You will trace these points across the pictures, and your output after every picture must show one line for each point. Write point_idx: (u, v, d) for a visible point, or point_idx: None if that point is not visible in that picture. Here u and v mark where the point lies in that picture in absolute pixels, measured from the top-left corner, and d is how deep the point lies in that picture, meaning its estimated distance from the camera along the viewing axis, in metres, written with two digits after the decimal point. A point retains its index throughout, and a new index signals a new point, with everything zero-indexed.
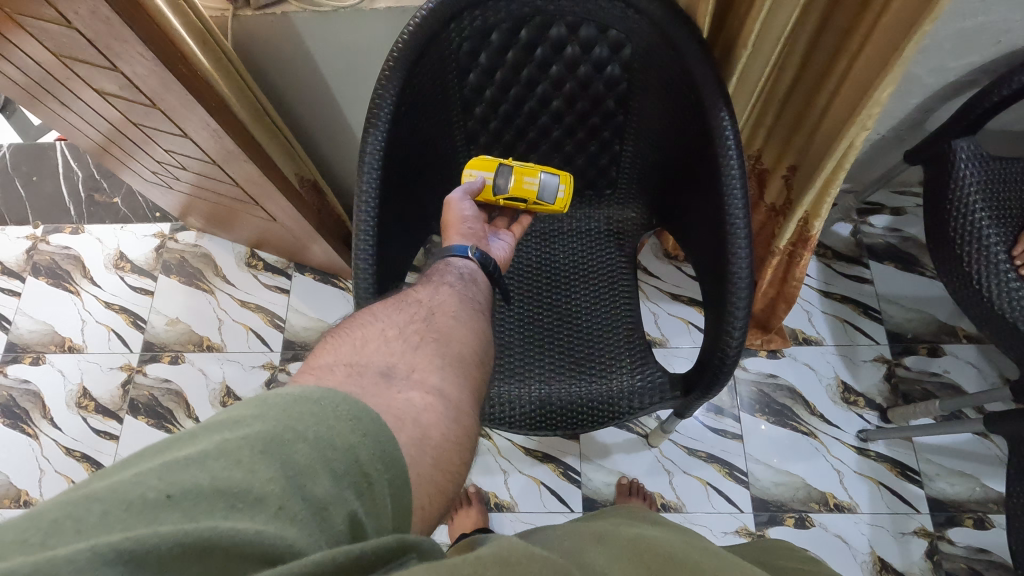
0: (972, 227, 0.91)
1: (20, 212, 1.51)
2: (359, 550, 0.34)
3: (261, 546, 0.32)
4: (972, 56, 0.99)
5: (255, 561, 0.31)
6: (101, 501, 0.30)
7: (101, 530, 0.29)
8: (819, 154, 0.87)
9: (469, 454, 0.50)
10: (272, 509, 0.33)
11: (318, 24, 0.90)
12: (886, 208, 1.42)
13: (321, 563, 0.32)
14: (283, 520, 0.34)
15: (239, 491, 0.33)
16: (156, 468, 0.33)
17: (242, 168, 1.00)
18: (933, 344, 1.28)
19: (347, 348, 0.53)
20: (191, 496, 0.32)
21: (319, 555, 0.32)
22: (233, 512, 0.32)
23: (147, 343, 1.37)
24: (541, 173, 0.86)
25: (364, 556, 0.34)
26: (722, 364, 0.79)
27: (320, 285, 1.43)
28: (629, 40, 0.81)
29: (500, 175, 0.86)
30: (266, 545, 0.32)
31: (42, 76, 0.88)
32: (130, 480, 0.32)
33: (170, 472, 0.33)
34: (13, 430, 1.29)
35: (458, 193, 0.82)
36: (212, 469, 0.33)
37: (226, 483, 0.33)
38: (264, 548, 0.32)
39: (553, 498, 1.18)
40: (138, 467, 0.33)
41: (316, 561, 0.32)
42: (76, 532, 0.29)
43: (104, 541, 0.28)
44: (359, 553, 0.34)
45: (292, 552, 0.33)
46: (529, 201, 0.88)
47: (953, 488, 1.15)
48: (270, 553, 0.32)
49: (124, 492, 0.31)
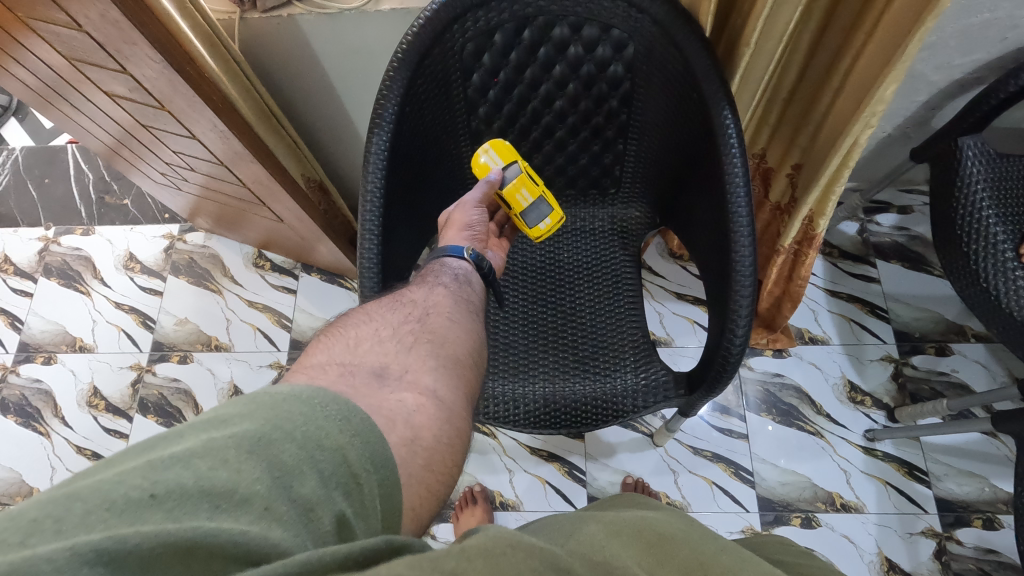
0: (979, 224, 0.90)
1: (32, 214, 1.53)
2: (344, 550, 0.34)
3: (246, 546, 0.32)
4: (977, 53, 0.98)
5: (240, 561, 0.32)
6: (83, 500, 0.31)
7: (83, 530, 0.30)
8: (824, 152, 0.87)
9: (461, 455, 0.50)
10: (258, 509, 0.34)
11: (324, 26, 0.91)
12: (892, 207, 1.41)
13: (307, 564, 0.32)
14: (269, 521, 0.34)
15: (225, 491, 0.34)
16: (140, 467, 0.33)
17: (249, 169, 1.01)
18: (941, 343, 1.27)
19: (341, 348, 0.54)
20: (176, 496, 0.32)
21: (306, 555, 0.33)
22: (217, 513, 0.33)
23: (156, 343, 1.38)
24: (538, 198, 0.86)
25: (350, 556, 0.34)
26: (726, 362, 0.79)
27: (326, 285, 1.44)
28: (632, 40, 0.81)
29: (509, 172, 0.84)
30: (252, 545, 0.32)
31: (54, 79, 0.89)
32: (114, 479, 0.32)
33: (154, 471, 0.33)
34: (25, 429, 1.31)
35: (474, 197, 0.82)
36: (197, 469, 0.34)
37: (211, 483, 0.33)
38: (249, 548, 0.32)
39: (557, 497, 1.18)
40: (120, 466, 0.34)
41: (301, 562, 0.32)
42: (57, 532, 0.29)
43: (84, 542, 0.29)
44: (345, 554, 0.34)
45: (279, 551, 0.33)
46: (512, 211, 0.86)
47: (961, 488, 1.14)
48: (256, 553, 0.32)
49: (107, 491, 0.32)
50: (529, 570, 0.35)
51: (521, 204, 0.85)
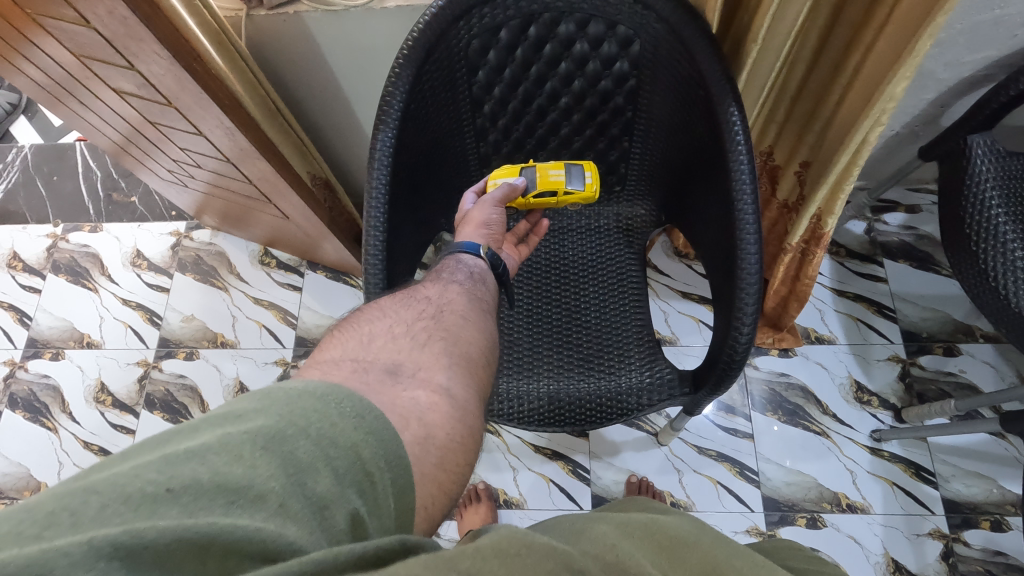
0: (988, 223, 0.89)
1: (41, 211, 1.54)
2: (360, 550, 0.34)
3: (261, 543, 0.32)
4: (987, 51, 0.98)
5: (255, 559, 0.32)
6: (98, 493, 0.31)
7: (100, 524, 0.30)
8: (832, 149, 0.86)
9: (474, 453, 0.50)
10: (273, 506, 0.34)
11: (330, 23, 0.91)
12: (901, 206, 1.40)
13: (322, 562, 0.32)
14: (283, 518, 0.34)
15: (239, 488, 0.34)
16: (156, 461, 0.33)
17: (255, 166, 1.02)
18: (949, 343, 1.26)
19: (354, 344, 0.54)
20: (191, 491, 0.32)
21: (322, 553, 0.33)
22: (233, 509, 0.33)
23: (163, 339, 1.39)
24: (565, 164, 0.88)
25: (365, 555, 0.34)
26: (731, 361, 0.78)
27: (332, 283, 1.44)
28: (638, 36, 0.81)
29: (529, 180, 0.87)
30: (267, 542, 0.32)
31: (63, 77, 0.90)
32: (130, 472, 0.32)
33: (170, 465, 0.33)
34: (33, 424, 1.32)
35: (493, 197, 0.82)
36: (213, 464, 0.34)
37: (227, 478, 0.34)
38: (264, 544, 0.32)
39: (562, 496, 1.18)
40: (137, 459, 0.34)
41: (317, 561, 0.32)
42: (73, 525, 0.30)
43: (100, 535, 0.29)
44: (359, 554, 0.34)
45: (294, 549, 0.33)
46: (557, 193, 0.87)
47: (969, 490, 1.13)
48: (271, 550, 0.32)
49: (122, 484, 0.32)
50: (544, 571, 0.35)
51: (554, 183, 0.86)
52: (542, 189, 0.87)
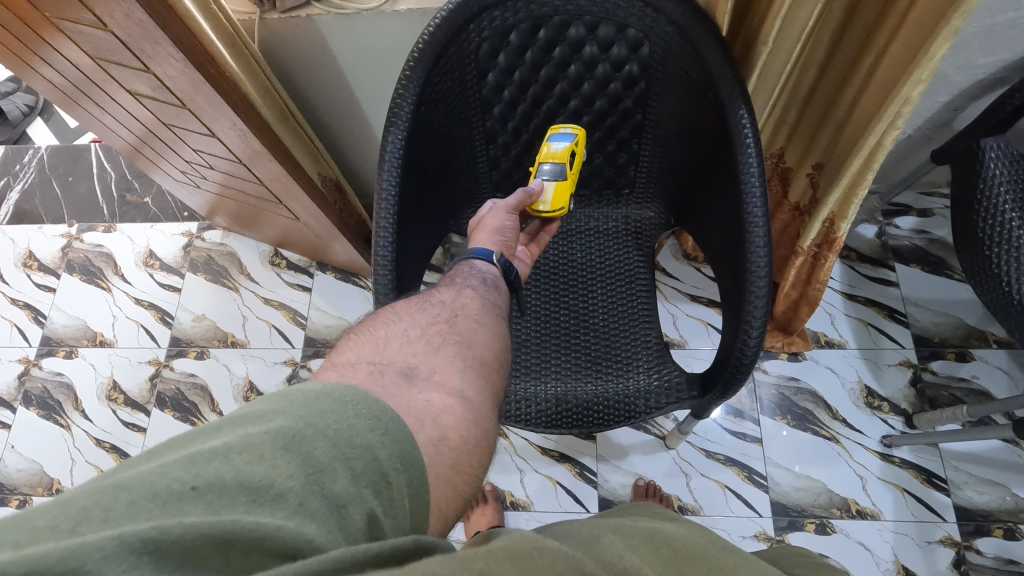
0: (1003, 227, 0.88)
1: (56, 211, 1.57)
2: (374, 549, 0.35)
3: (281, 540, 0.33)
4: (1002, 53, 0.97)
5: (276, 556, 0.32)
6: (127, 490, 0.31)
7: (129, 520, 0.30)
8: (846, 151, 0.86)
9: (487, 455, 0.50)
10: (292, 506, 0.34)
11: (341, 26, 0.92)
12: (912, 209, 1.39)
13: (339, 560, 0.33)
14: (303, 516, 0.34)
15: (261, 487, 0.34)
16: (181, 459, 0.34)
17: (267, 167, 1.02)
18: (962, 348, 1.25)
19: (369, 347, 0.55)
20: (215, 490, 0.33)
21: (339, 552, 0.33)
22: (254, 507, 0.33)
23: (175, 339, 1.41)
24: (551, 134, 0.90)
25: (380, 554, 0.35)
26: (740, 364, 0.78)
27: (342, 284, 1.45)
28: (647, 39, 0.81)
29: (546, 177, 0.86)
30: (286, 540, 0.33)
31: (81, 80, 0.91)
32: (156, 470, 0.33)
33: (194, 464, 0.33)
34: (47, 421, 1.34)
35: (508, 203, 0.82)
36: (235, 463, 0.34)
37: (249, 477, 0.34)
38: (284, 542, 0.33)
39: (569, 498, 1.18)
40: (162, 458, 0.34)
41: (333, 560, 0.33)
42: (104, 521, 0.30)
43: (131, 531, 0.29)
44: (375, 553, 0.35)
45: (312, 547, 0.34)
46: (573, 149, 0.87)
47: (982, 497, 1.12)
48: (291, 547, 0.33)
49: (149, 481, 0.32)
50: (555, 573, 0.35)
51: (566, 154, 0.86)
52: (566, 158, 0.87)
